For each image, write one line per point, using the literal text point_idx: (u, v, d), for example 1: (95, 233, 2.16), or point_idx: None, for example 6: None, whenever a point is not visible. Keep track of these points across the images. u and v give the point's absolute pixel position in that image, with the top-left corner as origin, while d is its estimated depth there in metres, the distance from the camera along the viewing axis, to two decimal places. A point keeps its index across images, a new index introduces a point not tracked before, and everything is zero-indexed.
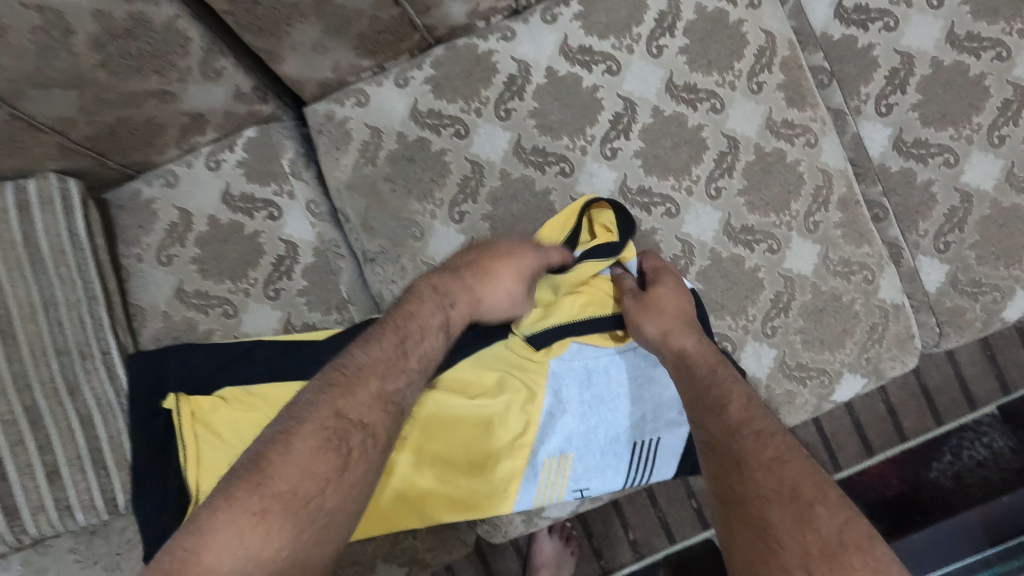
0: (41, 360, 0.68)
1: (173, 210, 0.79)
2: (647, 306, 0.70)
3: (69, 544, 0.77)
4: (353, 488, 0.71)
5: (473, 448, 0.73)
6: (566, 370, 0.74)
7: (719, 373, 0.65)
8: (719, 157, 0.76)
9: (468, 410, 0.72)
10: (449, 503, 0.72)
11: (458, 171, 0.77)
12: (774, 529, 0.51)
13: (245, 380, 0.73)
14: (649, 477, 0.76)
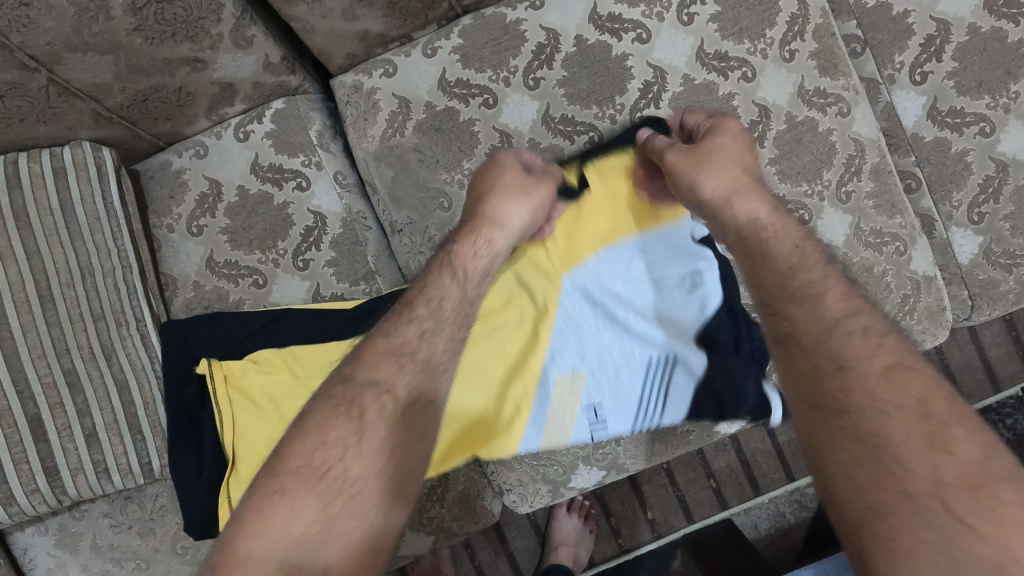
0: (79, 327, 0.69)
1: (202, 180, 0.80)
2: (696, 160, 0.64)
3: (105, 509, 0.80)
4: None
5: (484, 373, 0.73)
6: (578, 291, 0.73)
7: (806, 270, 0.59)
8: (749, 127, 0.75)
9: (481, 337, 0.73)
10: (456, 445, 0.72)
11: (486, 141, 0.77)
12: (891, 453, 0.48)
13: (275, 343, 0.74)
14: (665, 399, 0.73)
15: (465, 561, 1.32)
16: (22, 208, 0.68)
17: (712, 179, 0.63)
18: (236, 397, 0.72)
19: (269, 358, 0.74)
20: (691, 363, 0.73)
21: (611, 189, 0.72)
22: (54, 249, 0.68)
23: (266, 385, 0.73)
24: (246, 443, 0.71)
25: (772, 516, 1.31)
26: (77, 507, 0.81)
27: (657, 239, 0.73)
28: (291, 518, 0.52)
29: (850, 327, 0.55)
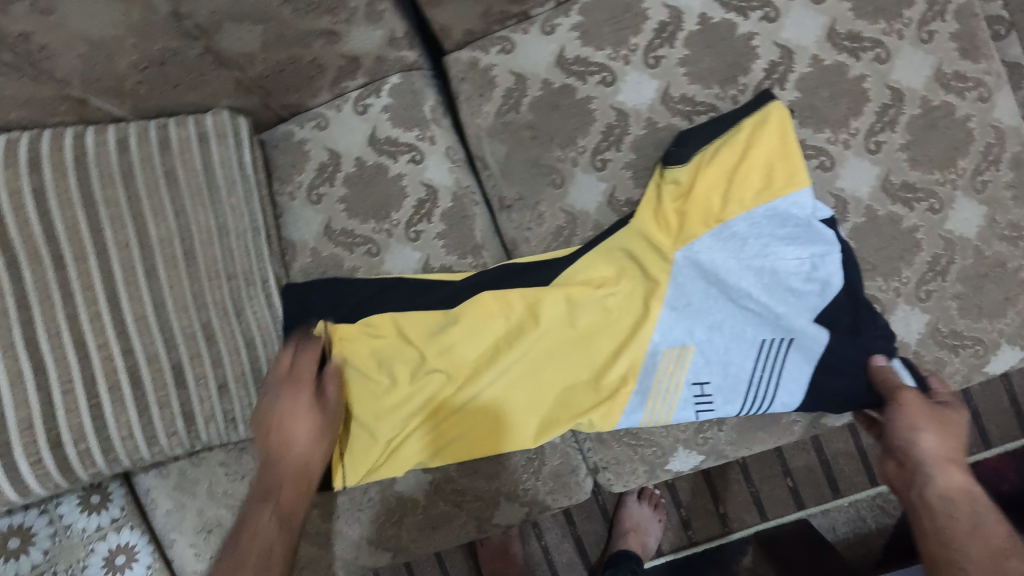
0: (215, 284, 0.73)
1: (323, 151, 0.83)
2: (923, 415, 0.66)
3: (222, 457, 0.86)
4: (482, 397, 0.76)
5: (591, 339, 0.76)
6: (691, 265, 0.73)
7: (952, 472, 0.62)
8: (881, 110, 0.72)
9: (592, 301, 0.75)
10: (564, 406, 0.76)
11: (603, 119, 0.77)
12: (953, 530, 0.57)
13: (392, 309, 0.77)
14: (778, 378, 0.73)
15: (533, 539, 1.34)
16: (172, 168, 0.71)
17: (935, 437, 0.64)
18: (351, 356, 0.76)
19: (386, 320, 0.76)
20: (808, 348, 0.72)
21: (726, 157, 0.70)
22: (196, 208, 0.72)
23: (382, 347, 0.76)
24: (353, 399, 0.76)
25: (852, 519, 1.27)
26: (196, 454, 0.86)
27: (780, 219, 0.71)
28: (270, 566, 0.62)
29: (956, 472, 0.62)
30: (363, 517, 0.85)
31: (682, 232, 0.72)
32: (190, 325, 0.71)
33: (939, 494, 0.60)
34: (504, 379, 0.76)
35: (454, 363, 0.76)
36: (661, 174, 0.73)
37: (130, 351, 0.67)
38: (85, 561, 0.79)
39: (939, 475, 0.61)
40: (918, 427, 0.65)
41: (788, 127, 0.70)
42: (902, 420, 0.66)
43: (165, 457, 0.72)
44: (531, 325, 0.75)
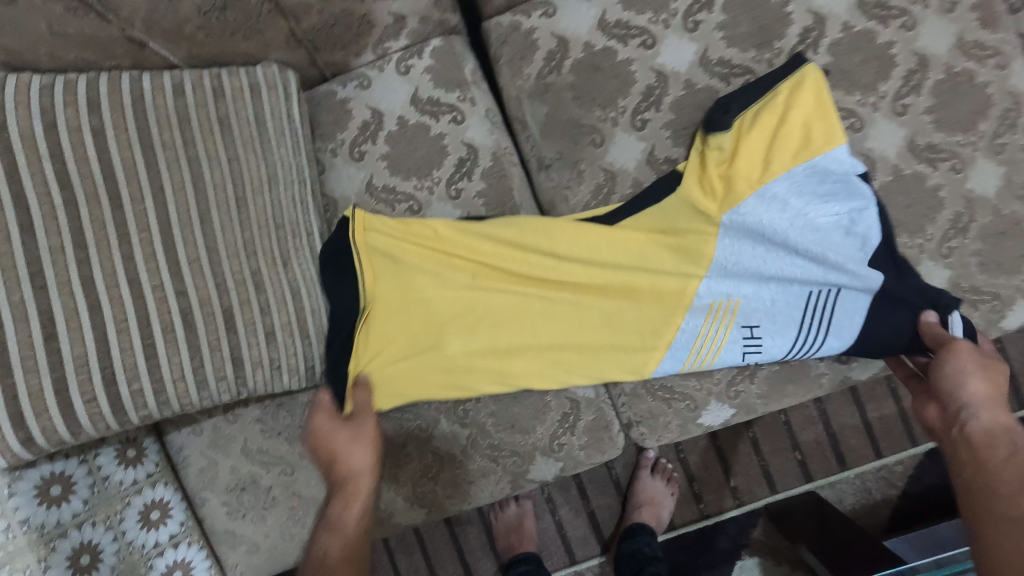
0: (265, 231, 0.73)
1: (366, 109, 0.84)
2: (966, 362, 0.66)
3: (257, 414, 0.86)
4: (502, 336, 0.79)
5: (633, 295, 0.79)
6: (740, 228, 0.75)
7: (990, 419, 0.62)
8: (907, 75, 0.76)
9: (636, 256, 0.78)
10: (601, 351, 0.80)
11: (643, 80, 0.80)
12: (994, 480, 0.56)
13: (434, 275, 0.79)
14: (819, 338, 0.77)
15: (547, 515, 1.34)
16: (225, 115, 0.72)
17: (983, 381, 0.65)
18: (382, 284, 0.79)
19: (408, 249, 0.78)
20: (849, 305, 0.76)
21: (767, 119, 0.73)
22: (247, 155, 0.73)
23: (403, 282, 0.79)
24: (382, 338, 0.79)
25: (858, 489, 1.31)
26: (232, 411, 0.86)
27: (820, 176, 0.74)
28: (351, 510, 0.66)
29: (1001, 412, 0.62)
30: (400, 473, 0.86)
31: (731, 196, 0.75)
32: (240, 271, 0.71)
33: (983, 429, 0.61)
34: (519, 315, 0.79)
35: (466, 299, 0.79)
36: (705, 142, 0.76)
37: (183, 293, 0.67)
38: (122, 513, 0.79)
39: (981, 419, 0.62)
40: (966, 373, 0.65)
41: (822, 87, 0.73)
42: (952, 366, 0.66)
43: (212, 402, 0.72)
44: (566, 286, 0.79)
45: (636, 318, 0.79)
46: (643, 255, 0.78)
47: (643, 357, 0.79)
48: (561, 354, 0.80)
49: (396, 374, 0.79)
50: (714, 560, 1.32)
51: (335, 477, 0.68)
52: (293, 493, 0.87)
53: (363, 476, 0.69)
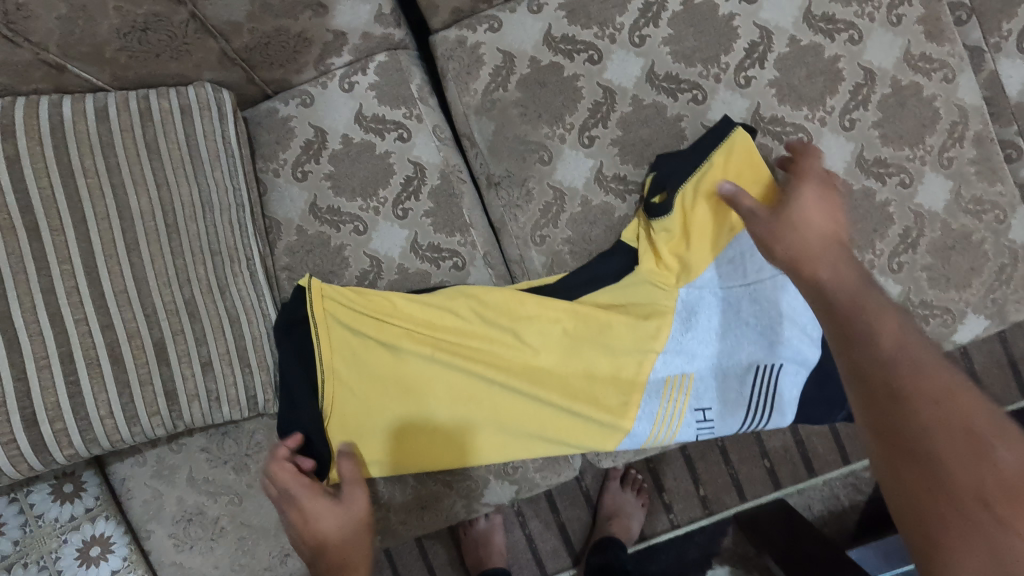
0: (199, 258, 0.71)
1: (308, 127, 0.82)
2: (787, 228, 0.62)
3: (202, 443, 0.83)
4: (462, 413, 0.79)
5: (596, 368, 0.78)
6: (696, 299, 0.77)
7: (886, 326, 0.50)
8: (854, 89, 0.76)
9: (596, 330, 0.77)
10: (562, 431, 0.79)
11: (590, 96, 0.78)
12: (909, 386, 0.45)
13: (390, 340, 0.78)
14: (774, 402, 0.77)
15: (516, 529, 1.31)
16: (154, 139, 0.69)
17: (829, 270, 0.56)
18: (342, 358, 0.79)
19: (364, 321, 0.78)
20: (800, 365, 0.77)
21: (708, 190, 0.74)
22: (179, 180, 0.70)
23: (363, 361, 0.78)
24: (344, 416, 0.79)
25: (826, 496, 1.31)
26: (176, 440, 0.84)
27: None
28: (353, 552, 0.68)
29: (836, 267, 0.56)
30: None
31: (685, 273, 0.76)
32: (173, 301, 0.68)
33: (847, 297, 0.53)
34: (481, 393, 0.79)
35: (426, 374, 0.79)
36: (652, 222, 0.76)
37: (109, 326, 0.65)
38: (58, 552, 0.77)
39: (820, 277, 0.55)
40: (811, 267, 0.57)
41: (754, 153, 0.73)
42: (788, 250, 0.60)
43: (146, 437, 0.69)
44: (527, 354, 0.78)
45: (598, 393, 0.78)
46: (607, 330, 0.77)
47: (606, 434, 0.79)
48: (526, 428, 0.79)
49: (362, 443, 0.79)
50: (685, 570, 1.30)
51: (324, 531, 0.69)
52: (241, 524, 0.84)
53: (350, 538, 0.69)
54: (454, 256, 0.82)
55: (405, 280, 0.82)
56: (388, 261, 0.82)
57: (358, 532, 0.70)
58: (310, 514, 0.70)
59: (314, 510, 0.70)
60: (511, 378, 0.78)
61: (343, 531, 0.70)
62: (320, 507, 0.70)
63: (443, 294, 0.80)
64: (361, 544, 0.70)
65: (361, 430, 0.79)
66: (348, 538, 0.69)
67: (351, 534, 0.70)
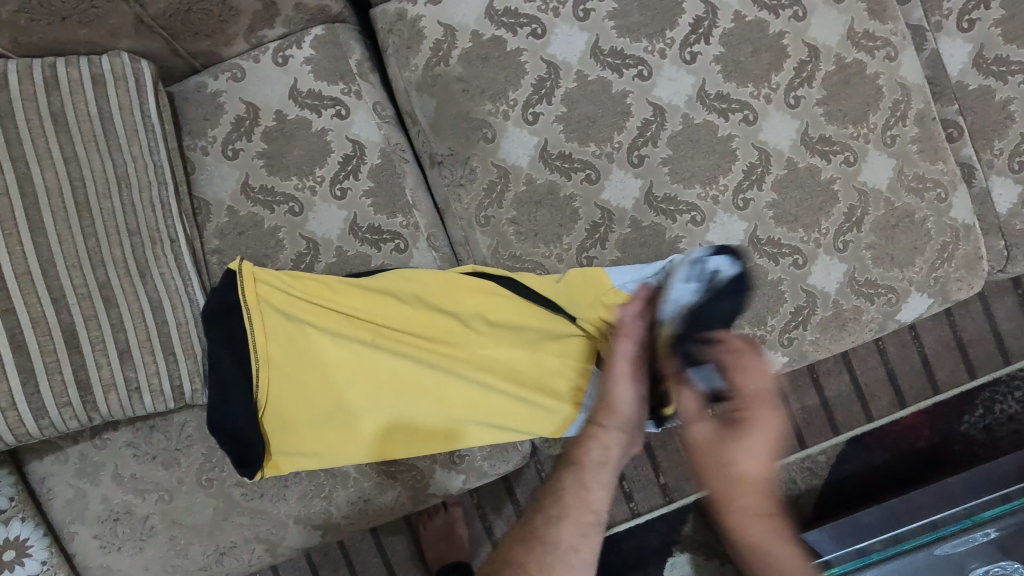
0: (114, 239, 0.66)
1: (239, 103, 0.78)
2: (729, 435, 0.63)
3: (128, 438, 0.79)
4: (407, 404, 0.76)
5: (541, 354, 0.77)
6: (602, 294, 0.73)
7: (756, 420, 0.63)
8: (799, 66, 0.75)
9: (540, 317, 0.75)
10: (511, 419, 0.77)
11: (533, 71, 0.76)
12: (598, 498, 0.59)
13: (329, 327, 0.74)
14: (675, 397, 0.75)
15: (476, 523, 1.26)
16: (62, 111, 0.64)
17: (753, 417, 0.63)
18: (276, 345, 0.74)
19: (302, 307, 0.74)
20: None
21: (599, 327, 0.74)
22: (91, 155, 0.65)
23: (299, 345, 0.75)
24: (281, 407, 0.75)
25: (783, 481, 1.28)
26: (99, 435, 0.79)
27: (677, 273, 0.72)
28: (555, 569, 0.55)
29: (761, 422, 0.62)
30: (290, 494, 0.81)
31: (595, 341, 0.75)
32: (84, 284, 0.64)
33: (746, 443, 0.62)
34: (424, 380, 0.76)
35: (369, 364, 0.76)
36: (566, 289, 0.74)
37: (10, 311, 0.60)
38: None
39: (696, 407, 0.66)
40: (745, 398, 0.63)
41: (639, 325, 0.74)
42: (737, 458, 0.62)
43: (57, 431, 0.65)
44: (472, 341, 0.76)
45: (546, 379, 0.77)
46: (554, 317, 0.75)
47: (555, 421, 0.77)
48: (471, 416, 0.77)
49: (300, 433, 0.76)
50: (645, 559, 1.30)
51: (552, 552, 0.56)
52: (172, 522, 0.80)
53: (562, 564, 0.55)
54: (396, 238, 0.79)
55: (344, 264, 0.79)
56: (326, 243, 0.78)
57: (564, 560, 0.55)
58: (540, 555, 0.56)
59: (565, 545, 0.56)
60: (454, 364, 0.76)
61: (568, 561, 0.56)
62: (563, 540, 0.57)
63: (387, 279, 0.77)
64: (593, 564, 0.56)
65: (298, 420, 0.76)
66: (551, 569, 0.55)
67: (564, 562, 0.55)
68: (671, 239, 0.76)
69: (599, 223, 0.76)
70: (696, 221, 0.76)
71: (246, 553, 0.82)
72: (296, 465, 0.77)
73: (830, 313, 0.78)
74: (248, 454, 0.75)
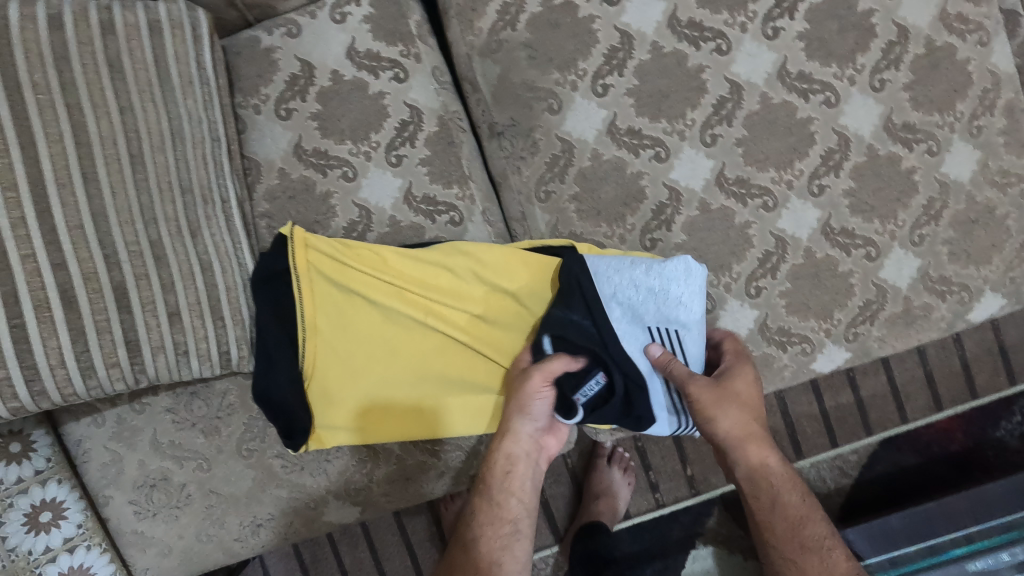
0: (167, 196, 0.63)
1: (294, 61, 0.74)
2: (719, 411, 0.65)
3: (167, 403, 0.77)
4: (455, 380, 0.75)
5: None
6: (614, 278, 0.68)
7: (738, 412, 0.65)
8: (886, 47, 0.71)
9: None
10: None
11: (606, 40, 0.72)
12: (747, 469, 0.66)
13: (378, 299, 0.72)
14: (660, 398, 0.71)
15: None
16: (117, 57, 0.61)
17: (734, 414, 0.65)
18: (325, 315, 0.72)
19: (352, 275, 0.71)
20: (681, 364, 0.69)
21: None
22: (146, 105, 0.62)
23: (347, 316, 0.72)
24: (326, 378, 0.73)
25: (812, 480, 1.24)
26: (138, 399, 0.77)
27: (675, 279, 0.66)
28: (785, 494, 0.66)
29: (737, 403, 0.66)
30: (330, 469, 0.79)
31: None
32: (136, 241, 0.61)
33: (731, 424, 0.65)
34: (472, 357, 0.74)
35: (418, 338, 0.73)
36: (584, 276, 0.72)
37: (61, 265, 0.57)
38: (3, 516, 0.69)
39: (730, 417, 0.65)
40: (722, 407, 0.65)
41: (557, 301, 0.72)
42: (730, 424, 0.65)
43: (103, 393, 0.62)
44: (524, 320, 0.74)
45: None
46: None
47: None
48: None
49: (345, 407, 0.74)
50: (666, 549, 1.26)
51: (762, 493, 0.66)
52: (209, 491, 0.78)
53: (768, 499, 0.66)
54: (451, 210, 0.76)
55: (396, 234, 0.76)
56: (379, 212, 0.75)
57: (773, 490, 0.66)
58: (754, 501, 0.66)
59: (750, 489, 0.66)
60: (503, 343, 0.74)
61: (785, 495, 0.66)
62: (763, 493, 0.66)
63: (439, 249, 0.73)
64: (776, 492, 0.66)
65: (344, 394, 0.74)
66: (781, 509, 0.66)
67: (769, 496, 0.66)
68: (740, 224, 0.73)
69: (665, 204, 0.73)
70: (768, 206, 0.72)
71: (282, 526, 0.80)
72: (340, 440, 0.75)
73: (899, 309, 0.74)
74: (294, 425, 0.73)
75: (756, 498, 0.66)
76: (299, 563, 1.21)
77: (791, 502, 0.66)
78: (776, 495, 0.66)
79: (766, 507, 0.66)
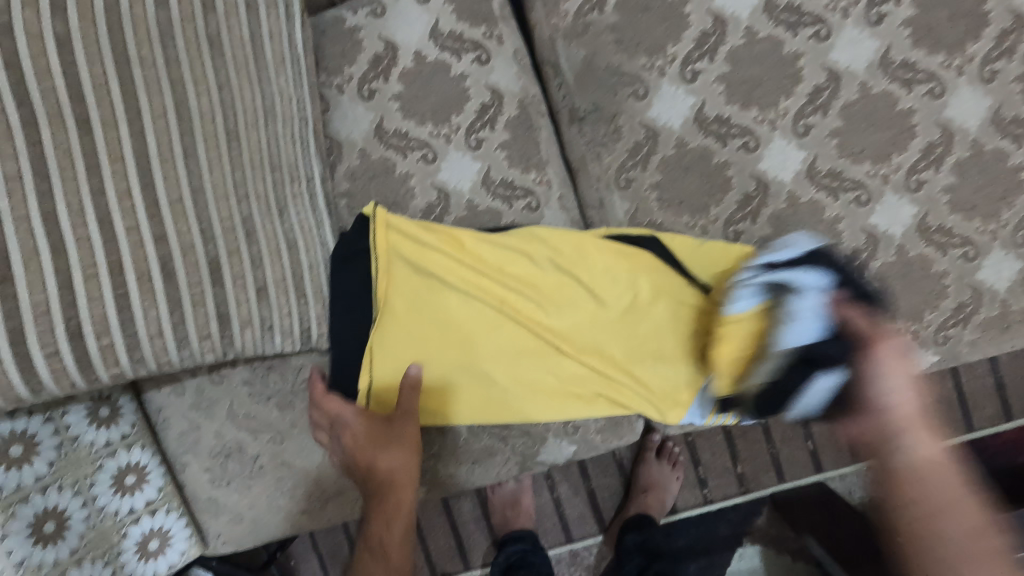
0: (259, 173, 0.64)
1: (378, 41, 0.74)
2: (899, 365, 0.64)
3: (245, 376, 0.78)
4: (524, 367, 0.74)
5: (663, 334, 0.73)
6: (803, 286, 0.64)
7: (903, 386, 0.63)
8: (1000, 36, 0.67)
9: (672, 290, 0.72)
10: (624, 398, 0.74)
11: (698, 25, 0.70)
12: (917, 450, 0.63)
13: (454, 282, 0.72)
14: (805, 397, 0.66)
15: (545, 493, 1.24)
16: (217, 34, 0.62)
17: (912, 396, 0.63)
18: (400, 297, 0.73)
19: (431, 258, 0.72)
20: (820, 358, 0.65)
21: (674, 307, 0.72)
22: (242, 84, 0.63)
23: (421, 299, 0.73)
24: (394, 359, 0.74)
25: None
26: (217, 371, 0.79)
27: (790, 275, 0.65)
28: (927, 502, 0.62)
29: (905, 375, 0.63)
30: None
31: (678, 320, 0.73)
32: (230, 218, 0.62)
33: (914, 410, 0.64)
34: (541, 345, 0.73)
35: (491, 323, 0.73)
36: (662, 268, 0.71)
37: (162, 237, 0.58)
38: (93, 478, 0.71)
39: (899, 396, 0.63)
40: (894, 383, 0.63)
41: (633, 289, 0.72)
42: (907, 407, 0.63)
43: (194, 363, 0.64)
44: (597, 310, 0.72)
45: (665, 355, 0.74)
46: (690, 291, 0.72)
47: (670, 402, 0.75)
48: (586, 389, 0.75)
49: (414, 389, 0.74)
50: (713, 546, 1.22)
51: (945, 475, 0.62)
52: (281, 464, 0.80)
53: (953, 502, 0.62)
54: (528, 195, 0.75)
55: (473, 218, 0.75)
56: (457, 195, 0.75)
57: (924, 482, 0.62)
58: (906, 493, 0.62)
59: (912, 472, 0.63)
60: (573, 332, 0.73)
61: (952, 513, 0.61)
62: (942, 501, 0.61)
63: (516, 236, 0.73)
64: (928, 473, 0.62)
65: (414, 375, 0.74)
66: (943, 525, 0.61)
67: (936, 488, 0.62)
68: (830, 219, 0.70)
69: (752, 195, 0.71)
70: (861, 201, 0.70)
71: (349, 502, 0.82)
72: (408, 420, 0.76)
73: (996, 314, 0.71)
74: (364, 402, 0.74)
75: (933, 479, 0.62)
76: (347, 537, 1.23)
77: (939, 513, 0.61)
78: (938, 494, 0.62)
79: (896, 494, 0.63)
